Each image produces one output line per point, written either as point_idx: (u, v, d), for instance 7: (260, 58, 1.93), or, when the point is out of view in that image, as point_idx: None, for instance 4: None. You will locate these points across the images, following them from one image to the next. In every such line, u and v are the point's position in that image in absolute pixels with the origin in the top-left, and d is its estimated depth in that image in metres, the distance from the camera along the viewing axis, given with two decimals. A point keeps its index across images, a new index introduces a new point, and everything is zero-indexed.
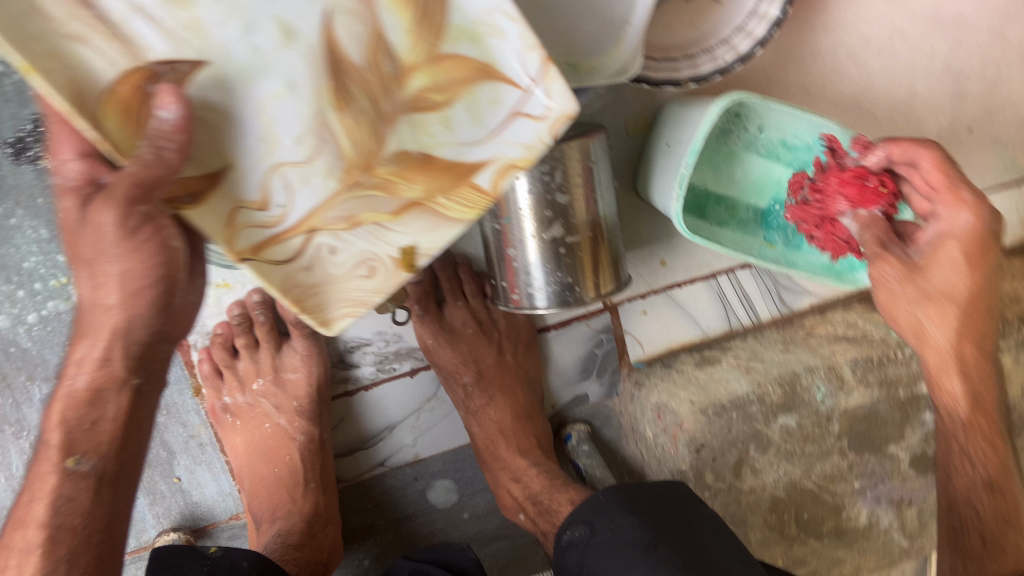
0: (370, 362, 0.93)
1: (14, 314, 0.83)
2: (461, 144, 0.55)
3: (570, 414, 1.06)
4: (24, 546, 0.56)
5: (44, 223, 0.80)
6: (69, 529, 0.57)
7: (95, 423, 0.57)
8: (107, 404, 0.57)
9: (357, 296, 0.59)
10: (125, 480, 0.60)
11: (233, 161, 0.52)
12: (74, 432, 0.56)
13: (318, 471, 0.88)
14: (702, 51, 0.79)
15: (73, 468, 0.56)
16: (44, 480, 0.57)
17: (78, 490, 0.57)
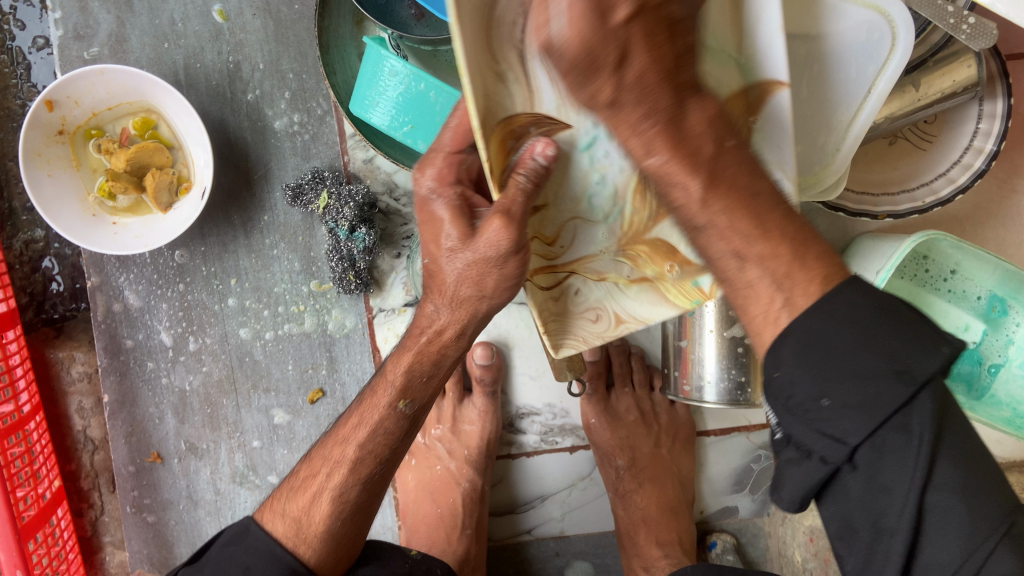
0: (536, 431, 1.00)
1: (257, 329, 0.98)
2: (685, 260, 0.60)
3: (717, 523, 1.04)
4: (339, 460, 0.68)
5: (298, 258, 0.96)
6: (375, 456, 0.67)
7: (429, 377, 0.67)
8: (443, 365, 0.67)
9: (584, 336, 0.63)
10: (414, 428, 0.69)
11: (546, 202, 0.60)
12: (413, 381, 0.67)
13: (474, 519, 0.94)
14: (919, 184, 0.89)
15: (402, 409, 0.67)
16: (373, 411, 0.67)
17: (393, 426, 0.67)
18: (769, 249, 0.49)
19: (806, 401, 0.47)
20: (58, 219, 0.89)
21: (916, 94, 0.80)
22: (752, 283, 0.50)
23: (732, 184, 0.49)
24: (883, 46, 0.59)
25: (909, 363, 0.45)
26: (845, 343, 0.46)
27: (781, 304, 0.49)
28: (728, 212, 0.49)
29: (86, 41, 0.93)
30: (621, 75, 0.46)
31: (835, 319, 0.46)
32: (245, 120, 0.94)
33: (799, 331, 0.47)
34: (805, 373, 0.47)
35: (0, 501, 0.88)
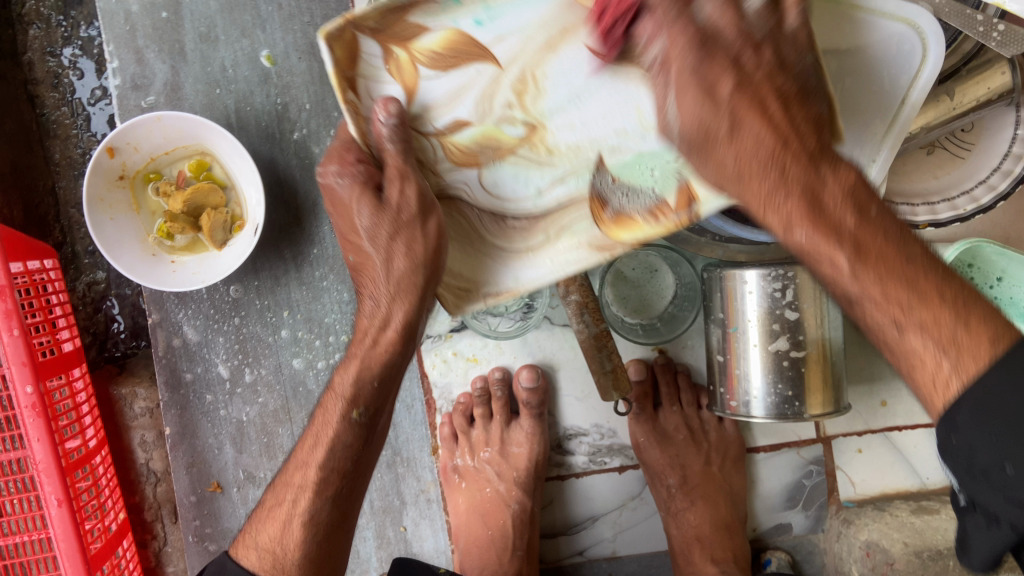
0: (584, 452, 1.01)
1: (310, 359, 1.01)
2: None
3: (771, 542, 1.03)
4: (303, 483, 0.70)
5: (347, 288, 1.00)
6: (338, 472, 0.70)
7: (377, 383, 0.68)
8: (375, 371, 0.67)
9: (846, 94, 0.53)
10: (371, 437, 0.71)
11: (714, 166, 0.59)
12: (364, 388, 0.68)
13: (524, 541, 0.96)
14: (960, 193, 0.88)
15: (355, 419, 0.68)
16: (330, 415, 0.69)
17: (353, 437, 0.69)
18: (923, 297, 0.48)
19: (990, 466, 0.43)
20: (121, 259, 0.93)
21: (951, 103, 0.80)
22: (916, 351, 0.48)
23: (888, 261, 0.48)
24: (914, 56, 0.59)
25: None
26: (1020, 406, 0.42)
27: (949, 368, 0.47)
28: (882, 281, 0.48)
29: (143, 90, 0.98)
30: (736, 141, 0.50)
31: (1001, 374, 0.43)
32: (294, 158, 0.98)
33: (970, 399, 0.44)
34: (978, 438, 0.43)
35: (71, 531, 0.91)
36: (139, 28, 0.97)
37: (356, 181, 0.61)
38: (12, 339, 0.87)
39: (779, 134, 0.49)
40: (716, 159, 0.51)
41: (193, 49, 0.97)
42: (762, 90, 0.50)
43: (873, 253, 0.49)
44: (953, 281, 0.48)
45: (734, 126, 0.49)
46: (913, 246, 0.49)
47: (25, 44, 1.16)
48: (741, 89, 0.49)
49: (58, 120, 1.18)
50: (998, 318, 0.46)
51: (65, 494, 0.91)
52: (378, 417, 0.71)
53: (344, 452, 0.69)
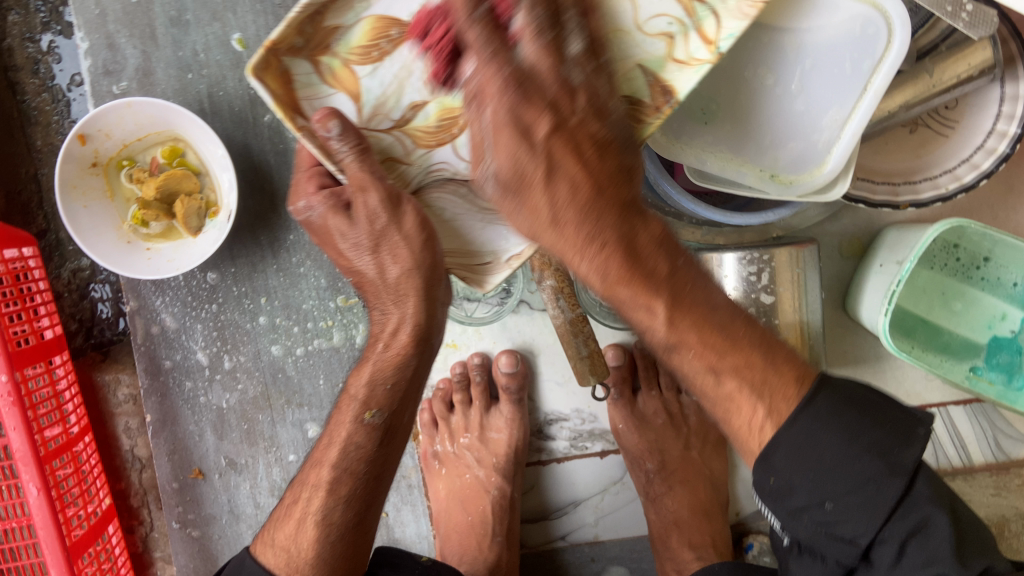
0: (565, 437, 1.01)
1: (288, 345, 1.01)
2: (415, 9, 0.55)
3: (754, 526, 1.01)
4: (318, 484, 0.71)
5: (324, 275, 0.99)
6: (352, 474, 0.71)
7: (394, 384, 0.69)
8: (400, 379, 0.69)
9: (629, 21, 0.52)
10: (394, 438, 0.72)
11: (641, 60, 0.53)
12: (375, 390, 0.69)
13: (504, 527, 0.95)
14: (942, 171, 0.86)
15: (369, 420, 0.70)
16: (343, 427, 0.71)
17: (366, 439, 0.70)
18: (742, 361, 0.55)
19: (808, 505, 0.53)
20: (95, 247, 0.93)
21: (931, 80, 0.77)
22: (731, 396, 0.56)
23: (694, 313, 0.55)
24: (879, 40, 0.62)
25: (891, 451, 0.51)
26: (836, 457, 0.51)
27: (763, 415, 0.54)
28: (698, 331, 0.55)
29: (115, 76, 0.97)
30: (550, 187, 0.52)
31: (829, 428, 0.52)
32: (267, 143, 0.97)
33: (786, 441, 0.53)
34: (795, 474, 0.53)
35: (50, 519, 0.91)
36: (109, 12, 0.96)
37: (327, 207, 0.62)
38: None
39: (589, 181, 0.53)
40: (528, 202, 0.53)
41: (164, 34, 0.96)
42: (580, 135, 0.52)
43: (687, 301, 0.56)
44: (759, 335, 0.57)
45: (556, 220, 0.53)
46: (718, 310, 0.56)
47: (4, 30, 1.15)
48: (557, 126, 0.52)
49: (39, 106, 1.18)
50: (795, 364, 0.56)
51: (43, 482, 0.91)
52: (398, 420, 0.71)
53: (358, 453, 0.71)
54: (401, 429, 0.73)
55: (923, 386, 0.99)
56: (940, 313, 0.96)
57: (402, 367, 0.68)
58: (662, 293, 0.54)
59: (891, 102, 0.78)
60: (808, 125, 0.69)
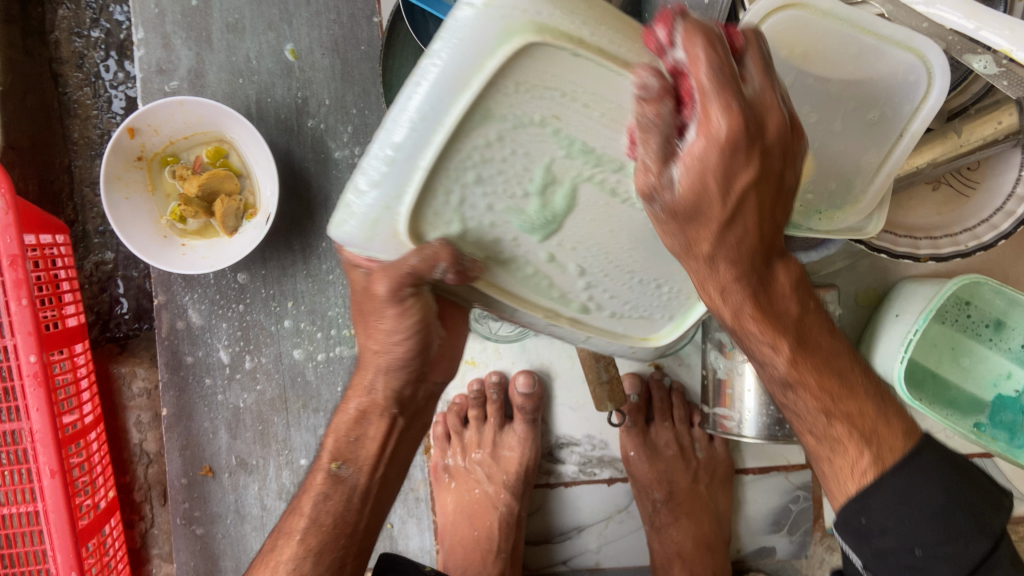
0: (574, 461, 1.02)
1: (310, 350, 1.03)
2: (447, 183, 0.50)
3: (754, 564, 1.03)
4: (292, 530, 0.70)
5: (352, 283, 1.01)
6: (322, 525, 0.69)
7: (359, 437, 0.69)
8: (370, 426, 0.69)
9: None
10: (371, 496, 0.72)
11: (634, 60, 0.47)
12: (341, 442, 0.69)
13: (510, 543, 0.96)
14: (963, 229, 0.90)
15: (336, 471, 0.70)
16: (316, 477, 0.71)
17: (334, 490, 0.70)
18: (855, 408, 0.58)
19: (895, 547, 0.55)
20: (133, 239, 0.95)
21: (959, 140, 0.81)
22: (840, 439, 0.58)
23: (819, 351, 0.58)
24: (920, 86, 0.69)
25: (982, 513, 0.54)
26: (933, 507, 0.54)
27: (870, 461, 0.56)
28: (819, 378, 0.58)
29: (168, 75, 1.00)
30: (728, 233, 0.49)
31: (925, 480, 0.55)
32: (310, 151, 1.00)
33: (887, 487, 0.55)
34: (890, 526, 0.55)
35: (61, 503, 0.92)
36: (168, 14, 0.99)
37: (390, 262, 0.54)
38: (19, 308, 0.88)
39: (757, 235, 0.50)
40: (689, 231, 0.49)
41: (220, 39, 0.99)
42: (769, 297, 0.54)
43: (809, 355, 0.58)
44: (871, 386, 0.60)
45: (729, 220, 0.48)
46: (840, 341, 0.59)
47: (52, 23, 1.20)
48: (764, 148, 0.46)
49: (79, 99, 1.21)
50: (897, 408, 0.59)
51: (59, 466, 0.92)
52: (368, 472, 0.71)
53: (335, 511, 0.69)
54: (378, 487, 0.72)
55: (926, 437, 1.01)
56: (949, 368, 0.98)
57: (388, 428, 0.69)
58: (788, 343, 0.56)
59: (920, 158, 0.82)
60: (857, 150, 0.73)
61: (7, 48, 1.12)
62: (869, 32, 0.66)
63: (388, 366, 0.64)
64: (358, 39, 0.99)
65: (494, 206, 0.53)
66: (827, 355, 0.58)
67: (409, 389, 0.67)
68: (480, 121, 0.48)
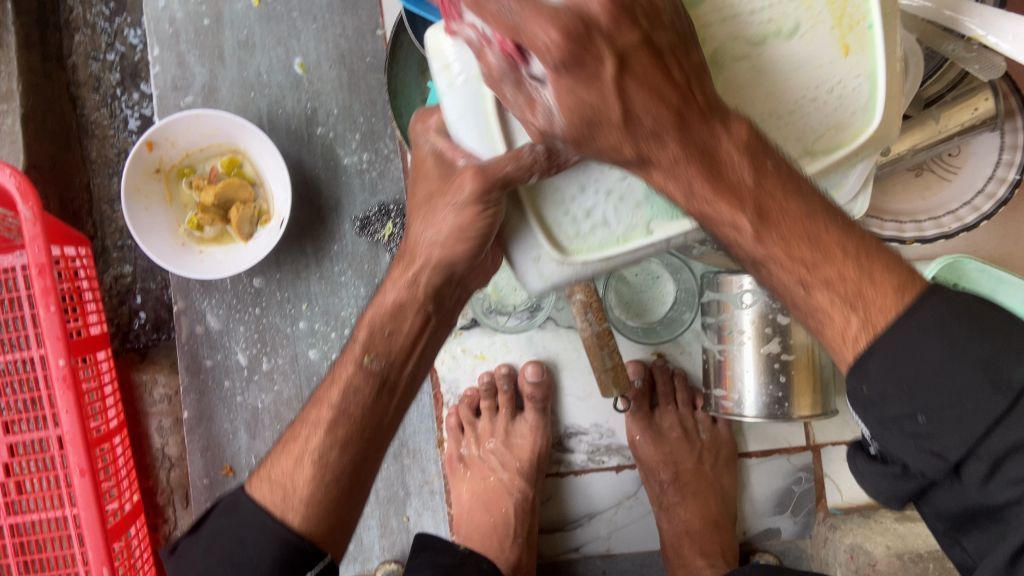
0: (583, 450, 1.05)
1: (324, 350, 1.06)
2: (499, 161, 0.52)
3: (761, 545, 1.06)
4: (317, 422, 0.68)
5: (363, 284, 1.05)
6: (349, 415, 0.67)
7: (392, 332, 0.66)
8: (405, 320, 0.65)
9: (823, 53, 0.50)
10: (399, 393, 0.69)
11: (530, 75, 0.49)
12: (375, 334, 0.66)
13: (525, 528, 0.99)
14: (946, 212, 0.94)
15: (366, 364, 0.66)
16: (344, 368, 0.68)
17: (364, 382, 0.67)
18: (831, 257, 0.49)
19: (900, 416, 0.47)
20: (153, 247, 1.00)
21: (937, 126, 0.86)
22: (824, 308, 0.50)
23: (788, 220, 0.49)
24: None
25: (999, 364, 0.44)
26: (930, 366, 0.45)
27: (858, 325, 0.48)
28: (785, 246, 0.50)
29: (182, 91, 1.05)
30: (630, 132, 0.46)
31: (926, 336, 0.46)
32: (319, 159, 1.04)
33: (882, 350, 0.47)
34: (889, 389, 0.47)
35: (92, 501, 0.96)
36: (182, 34, 1.04)
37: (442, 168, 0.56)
38: (48, 314, 0.93)
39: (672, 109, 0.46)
40: (605, 147, 0.47)
41: (231, 55, 1.04)
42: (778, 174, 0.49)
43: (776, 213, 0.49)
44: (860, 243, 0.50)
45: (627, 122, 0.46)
46: (811, 201, 0.49)
47: (70, 48, 1.25)
48: (625, 62, 0.45)
49: (97, 120, 1.26)
50: (900, 267, 0.49)
51: (88, 465, 0.96)
52: (401, 366, 0.68)
53: (357, 413, 0.67)
54: (401, 384, 0.69)
55: None
56: None
57: (415, 323, 0.66)
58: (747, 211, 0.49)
59: (902, 144, 0.86)
60: None
61: (28, 72, 1.17)
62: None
63: (440, 258, 0.61)
64: (363, 51, 1.04)
65: (615, 196, 0.52)
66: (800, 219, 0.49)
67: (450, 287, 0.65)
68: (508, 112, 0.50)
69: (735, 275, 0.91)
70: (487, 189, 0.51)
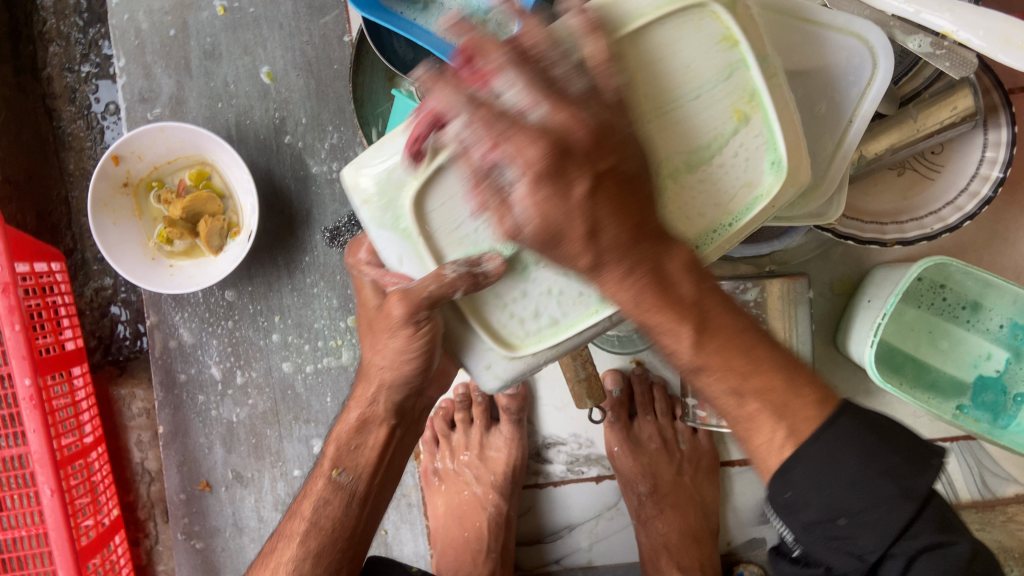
0: (562, 461, 1.04)
1: (298, 363, 1.05)
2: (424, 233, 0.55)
3: (745, 556, 1.04)
4: (292, 533, 0.75)
5: (336, 295, 1.04)
6: (320, 527, 0.74)
7: (357, 446, 0.74)
8: (368, 435, 0.74)
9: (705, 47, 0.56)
10: (370, 501, 0.77)
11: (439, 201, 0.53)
12: (342, 448, 0.75)
13: (499, 543, 0.98)
14: (928, 213, 0.91)
15: (336, 478, 0.75)
16: (317, 481, 0.76)
17: (334, 496, 0.74)
18: (763, 383, 0.52)
19: (818, 520, 0.50)
20: (121, 262, 0.98)
21: (915, 125, 0.83)
22: (753, 416, 0.53)
23: (724, 332, 0.53)
24: (864, 68, 0.70)
25: (906, 477, 0.49)
26: (854, 473, 0.49)
27: (785, 434, 0.51)
28: (723, 355, 0.53)
29: (150, 103, 1.03)
30: (593, 243, 0.50)
31: (845, 448, 0.49)
32: (289, 169, 1.03)
33: (807, 458, 0.50)
34: (814, 495, 0.50)
35: (61, 522, 0.95)
36: (149, 45, 1.03)
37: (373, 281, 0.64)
38: (14, 333, 0.92)
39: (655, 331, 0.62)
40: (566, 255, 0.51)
41: (198, 65, 1.02)
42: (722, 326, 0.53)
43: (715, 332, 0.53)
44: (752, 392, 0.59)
45: (594, 263, 0.51)
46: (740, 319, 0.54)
47: (44, 60, 1.24)
48: (596, 189, 0.49)
49: (73, 132, 1.24)
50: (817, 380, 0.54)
51: (57, 485, 0.95)
52: (366, 483, 0.76)
53: (338, 513, 0.75)
54: (374, 493, 0.77)
55: (910, 421, 1.02)
56: (927, 351, 0.98)
57: (387, 438, 0.75)
58: (689, 319, 0.52)
59: (877, 145, 0.84)
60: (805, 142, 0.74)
61: None
62: (812, 20, 0.69)
63: (392, 380, 0.69)
64: (330, 58, 1.02)
65: (558, 294, 0.57)
66: (728, 330, 0.53)
67: (408, 401, 0.72)
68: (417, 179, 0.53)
69: None
70: (412, 311, 0.57)
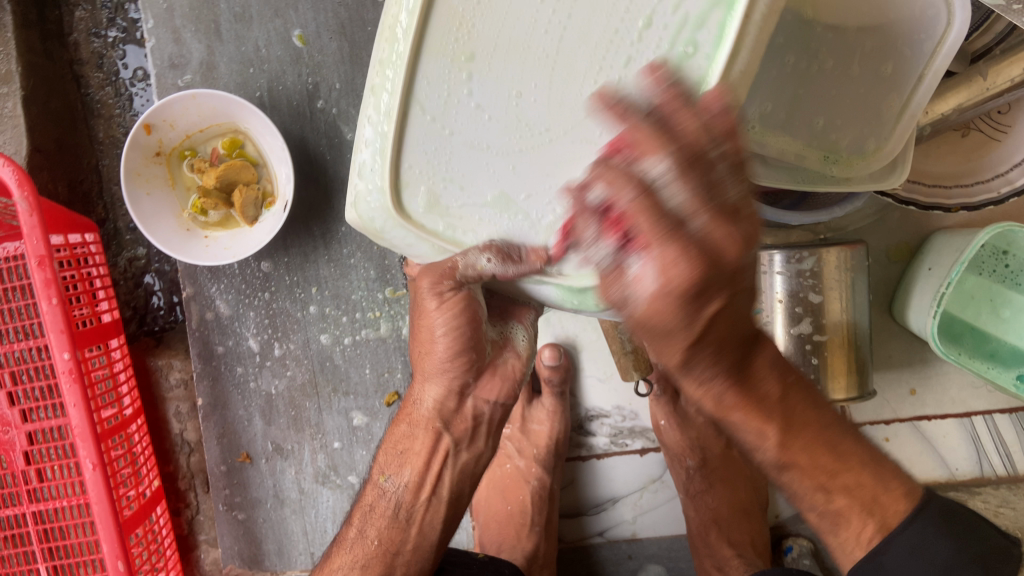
0: (605, 433, 1.02)
1: (336, 335, 1.03)
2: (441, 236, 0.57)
3: (794, 529, 1.02)
4: (346, 542, 0.77)
5: (374, 266, 1.02)
6: (369, 540, 0.74)
7: (406, 450, 0.73)
8: (416, 439, 0.73)
9: None
10: (416, 520, 0.74)
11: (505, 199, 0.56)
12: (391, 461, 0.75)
13: (544, 517, 0.96)
14: (995, 175, 0.87)
15: (383, 485, 0.75)
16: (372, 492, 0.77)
17: (379, 507, 0.75)
18: (851, 480, 0.62)
19: None
20: (157, 234, 0.96)
21: (984, 83, 0.77)
22: (841, 511, 0.62)
23: (806, 435, 0.62)
24: (941, 23, 0.65)
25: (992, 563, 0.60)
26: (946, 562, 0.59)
27: (875, 529, 0.61)
28: (809, 452, 0.62)
29: (180, 69, 1.00)
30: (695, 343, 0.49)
31: (938, 535, 0.60)
32: (323, 137, 1.00)
33: (898, 547, 0.60)
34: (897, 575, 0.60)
35: (104, 494, 0.95)
36: (177, 8, 0.99)
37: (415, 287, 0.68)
38: (51, 307, 0.91)
39: (727, 363, 0.55)
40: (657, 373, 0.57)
41: (228, 29, 0.99)
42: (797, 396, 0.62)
43: (799, 434, 0.62)
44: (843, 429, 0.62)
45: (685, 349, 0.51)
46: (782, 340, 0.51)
47: (71, 25, 1.21)
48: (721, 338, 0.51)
49: (102, 99, 1.22)
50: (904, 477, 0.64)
51: (99, 459, 0.95)
52: (419, 495, 0.73)
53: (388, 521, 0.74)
54: (425, 507, 0.74)
55: (967, 392, 0.98)
56: (986, 321, 0.94)
57: (434, 447, 0.72)
58: (774, 421, 0.60)
59: (944, 105, 0.79)
60: (870, 105, 0.69)
61: (27, 53, 1.13)
62: None
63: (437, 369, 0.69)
64: (364, 20, 0.99)
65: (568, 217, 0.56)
66: (817, 429, 0.62)
67: (452, 401, 0.71)
68: (407, 182, 0.56)
69: (764, 252, 0.86)
70: (439, 280, 0.61)
